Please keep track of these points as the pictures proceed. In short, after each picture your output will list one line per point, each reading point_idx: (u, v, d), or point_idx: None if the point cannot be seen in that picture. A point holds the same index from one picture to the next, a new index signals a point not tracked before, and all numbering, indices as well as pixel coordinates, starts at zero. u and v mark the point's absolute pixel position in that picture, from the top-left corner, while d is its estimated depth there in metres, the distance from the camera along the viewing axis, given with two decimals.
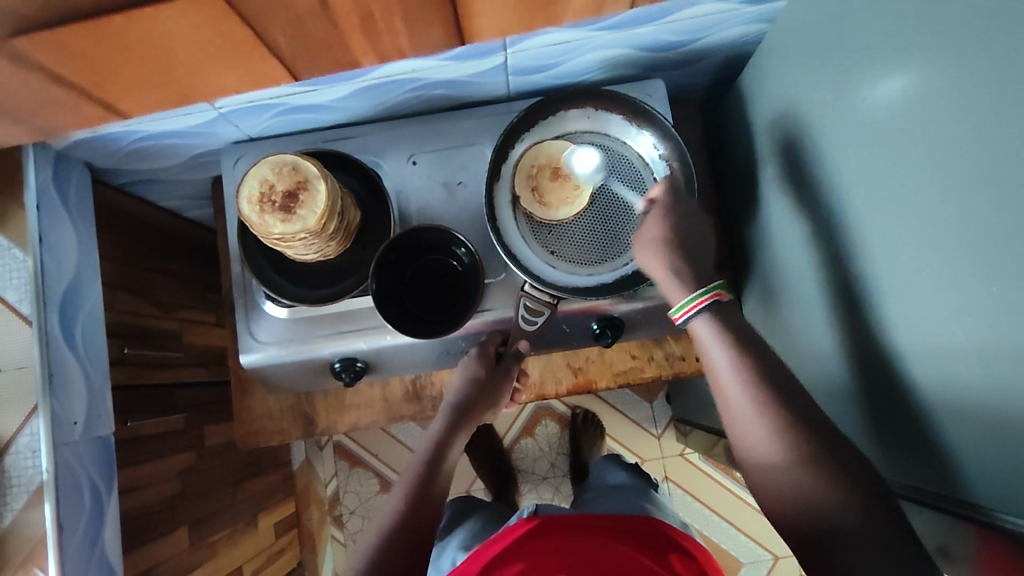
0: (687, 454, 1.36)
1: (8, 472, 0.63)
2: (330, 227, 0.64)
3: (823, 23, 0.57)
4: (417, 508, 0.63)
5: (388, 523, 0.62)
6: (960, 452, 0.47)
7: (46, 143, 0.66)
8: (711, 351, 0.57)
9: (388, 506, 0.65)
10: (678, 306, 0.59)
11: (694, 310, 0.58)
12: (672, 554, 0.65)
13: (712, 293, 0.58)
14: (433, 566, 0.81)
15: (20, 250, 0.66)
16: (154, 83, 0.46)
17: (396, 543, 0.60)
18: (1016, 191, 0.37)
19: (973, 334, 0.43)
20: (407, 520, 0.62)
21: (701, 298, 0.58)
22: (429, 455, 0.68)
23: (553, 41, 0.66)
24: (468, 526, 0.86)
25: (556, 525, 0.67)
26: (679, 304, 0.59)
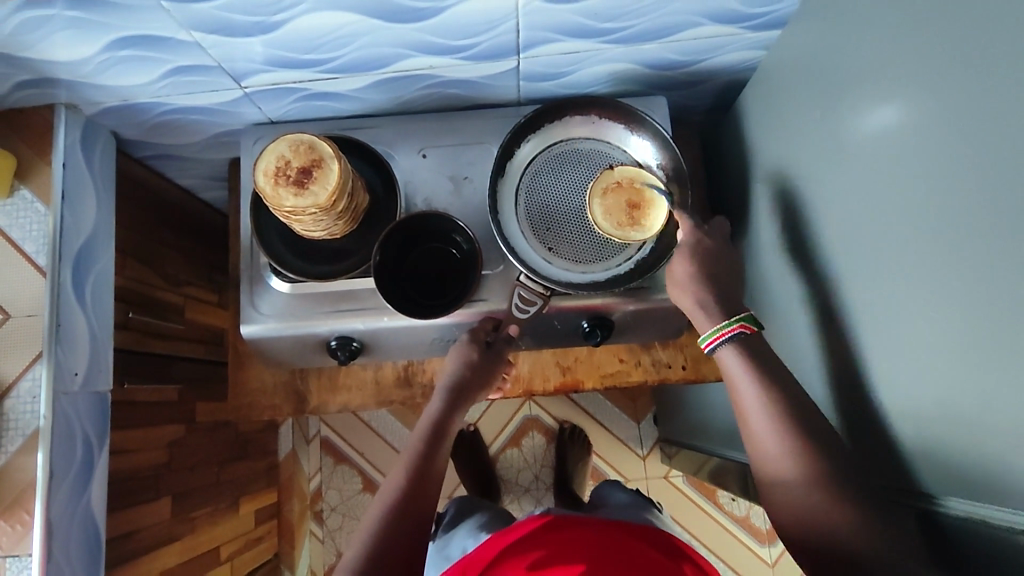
0: (671, 476, 1.37)
1: (7, 415, 0.65)
2: (339, 205, 0.67)
3: (817, 47, 0.61)
4: (417, 485, 0.64)
5: (380, 518, 0.61)
6: (941, 450, 0.48)
7: (78, 107, 0.70)
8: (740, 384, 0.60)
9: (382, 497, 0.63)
10: (705, 335, 0.64)
11: (720, 339, 0.63)
12: (687, 563, 0.59)
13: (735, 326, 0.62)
14: (442, 552, 0.84)
15: (43, 205, 0.69)
16: None
17: (400, 521, 0.61)
18: (1000, 188, 0.40)
19: (949, 329, 0.46)
20: (399, 514, 0.61)
21: (727, 329, 0.62)
22: (427, 438, 0.69)
23: (563, 50, 0.70)
24: (472, 522, 0.86)
25: (567, 525, 0.64)
26: (705, 334, 0.64)
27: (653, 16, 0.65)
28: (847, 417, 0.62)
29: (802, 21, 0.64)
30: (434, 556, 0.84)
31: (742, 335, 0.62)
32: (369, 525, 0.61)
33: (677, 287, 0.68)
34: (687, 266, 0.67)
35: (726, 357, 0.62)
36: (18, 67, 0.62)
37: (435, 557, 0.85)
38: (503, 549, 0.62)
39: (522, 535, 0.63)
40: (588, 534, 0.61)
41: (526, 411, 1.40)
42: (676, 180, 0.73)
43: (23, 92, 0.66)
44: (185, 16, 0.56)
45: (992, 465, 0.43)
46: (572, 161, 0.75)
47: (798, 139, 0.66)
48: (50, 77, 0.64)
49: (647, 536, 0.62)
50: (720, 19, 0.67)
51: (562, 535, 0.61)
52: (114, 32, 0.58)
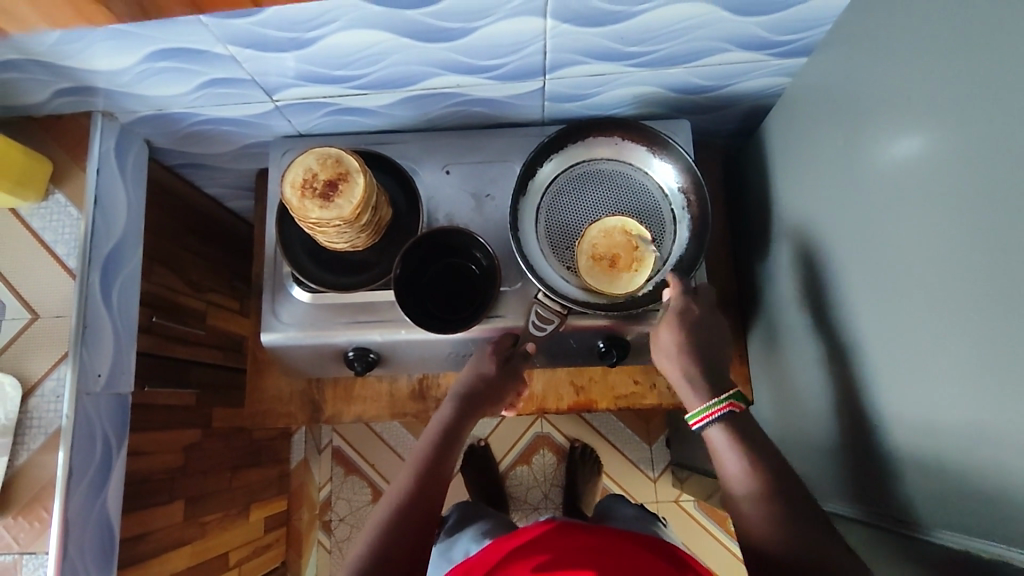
0: (682, 500, 1.35)
1: (31, 412, 0.66)
2: (363, 219, 0.68)
3: (841, 76, 0.62)
4: (427, 484, 0.64)
5: (384, 516, 0.61)
6: (959, 490, 0.48)
7: (114, 115, 0.73)
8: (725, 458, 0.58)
9: (388, 497, 0.64)
10: (693, 413, 0.62)
11: (708, 418, 0.61)
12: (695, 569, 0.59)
13: (726, 404, 0.60)
14: (443, 557, 0.83)
15: (76, 208, 0.71)
16: None
17: (405, 521, 0.61)
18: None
19: (967, 364, 0.45)
20: (404, 514, 0.61)
21: (716, 408, 0.60)
22: (436, 442, 0.69)
23: (588, 72, 0.71)
24: (472, 530, 0.85)
25: (571, 531, 0.63)
26: (694, 411, 0.62)
27: (679, 42, 0.66)
28: (861, 449, 0.61)
29: (828, 49, 0.65)
30: (438, 558, 0.84)
31: (732, 414, 0.60)
32: (376, 521, 0.61)
33: (663, 354, 0.67)
34: (675, 334, 0.66)
35: (713, 435, 0.60)
36: (60, 75, 0.64)
37: (439, 559, 0.85)
38: (507, 553, 0.62)
39: (526, 539, 0.63)
40: (595, 542, 0.61)
41: (538, 428, 1.39)
42: (698, 204, 0.74)
43: (63, 99, 0.69)
44: (222, 30, 0.58)
45: (1012, 504, 0.43)
46: (594, 181, 0.76)
47: (820, 167, 0.66)
48: (90, 85, 0.66)
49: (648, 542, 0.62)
50: (746, 45, 0.68)
51: (567, 540, 0.61)
52: (152, 44, 0.59)
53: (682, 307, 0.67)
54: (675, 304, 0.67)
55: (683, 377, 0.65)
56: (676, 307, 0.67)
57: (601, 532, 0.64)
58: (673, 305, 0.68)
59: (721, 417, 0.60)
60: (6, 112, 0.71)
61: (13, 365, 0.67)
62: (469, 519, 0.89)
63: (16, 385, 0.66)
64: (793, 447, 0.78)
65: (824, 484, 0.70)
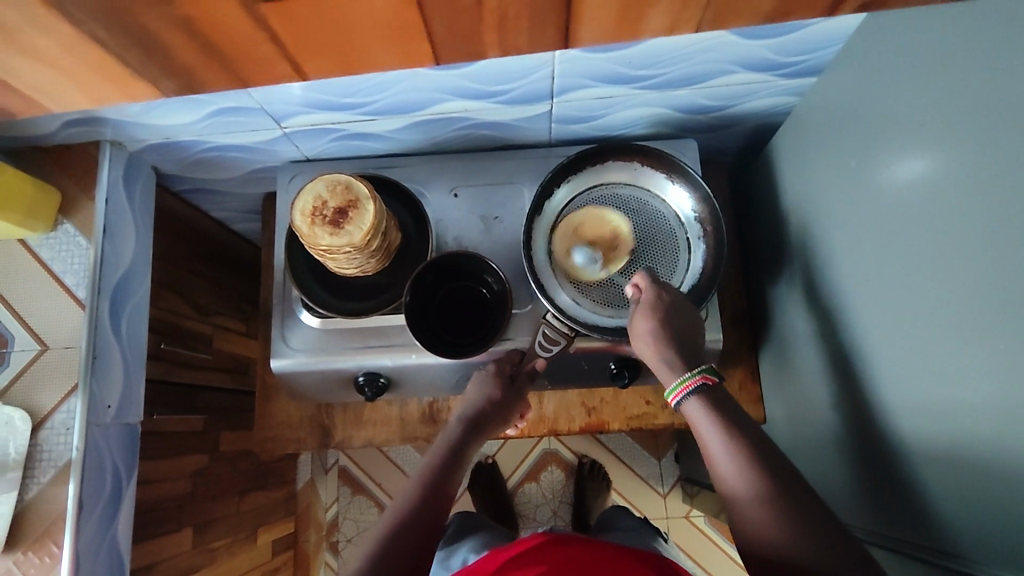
0: (692, 516, 1.34)
1: (40, 445, 0.65)
2: (373, 244, 0.68)
3: (849, 98, 0.62)
4: (427, 501, 0.64)
5: (380, 537, 0.60)
6: (981, 518, 0.47)
7: (122, 144, 0.73)
8: (702, 429, 0.58)
9: (384, 519, 0.63)
10: (669, 389, 0.62)
11: (683, 393, 0.60)
12: None
13: (699, 377, 0.60)
14: (442, 566, 0.82)
15: (85, 239, 0.70)
16: (328, 51, 0.47)
17: (400, 541, 0.60)
18: None
19: (988, 391, 0.45)
20: (400, 536, 0.60)
21: (689, 381, 0.60)
22: (438, 464, 0.68)
23: (594, 96, 0.71)
24: (471, 541, 0.84)
25: (569, 543, 0.61)
26: (671, 387, 0.62)
27: (686, 64, 0.66)
28: (878, 472, 0.60)
29: (837, 70, 0.65)
30: (437, 568, 0.83)
31: (705, 386, 0.60)
32: (373, 536, 0.60)
33: (640, 341, 0.66)
34: (651, 324, 0.65)
35: (690, 409, 0.60)
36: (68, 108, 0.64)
37: (438, 569, 0.83)
38: (503, 563, 0.59)
39: (523, 550, 0.60)
40: (596, 558, 0.58)
41: (545, 444, 1.39)
42: (712, 232, 0.74)
43: (70, 130, 0.69)
44: None
45: None
46: (607, 205, 0.76)
47: (828, 187, 0.66)
48: (98, 116, 0.66)
49: (647, 559, 0.59)
50: (752, 67, 0.68)
51: (566, 553, 0.58)
52: None
53: (654, 299, 0.67)
54: (648, 297, 0.67)
55: (661, 365, 0.64)
56: (649, 299, 0.67)
57: (596, 546, 0.61)
58: (644, 297, 0.67)
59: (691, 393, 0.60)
60: (15, 142, 0.71)
61: (22, 399, 0.66)
62: (465, 530, 0.87)
63: (26, 418, 0.65)
64: (807, 467, 0.78)
65: (841, 505, 0.69)
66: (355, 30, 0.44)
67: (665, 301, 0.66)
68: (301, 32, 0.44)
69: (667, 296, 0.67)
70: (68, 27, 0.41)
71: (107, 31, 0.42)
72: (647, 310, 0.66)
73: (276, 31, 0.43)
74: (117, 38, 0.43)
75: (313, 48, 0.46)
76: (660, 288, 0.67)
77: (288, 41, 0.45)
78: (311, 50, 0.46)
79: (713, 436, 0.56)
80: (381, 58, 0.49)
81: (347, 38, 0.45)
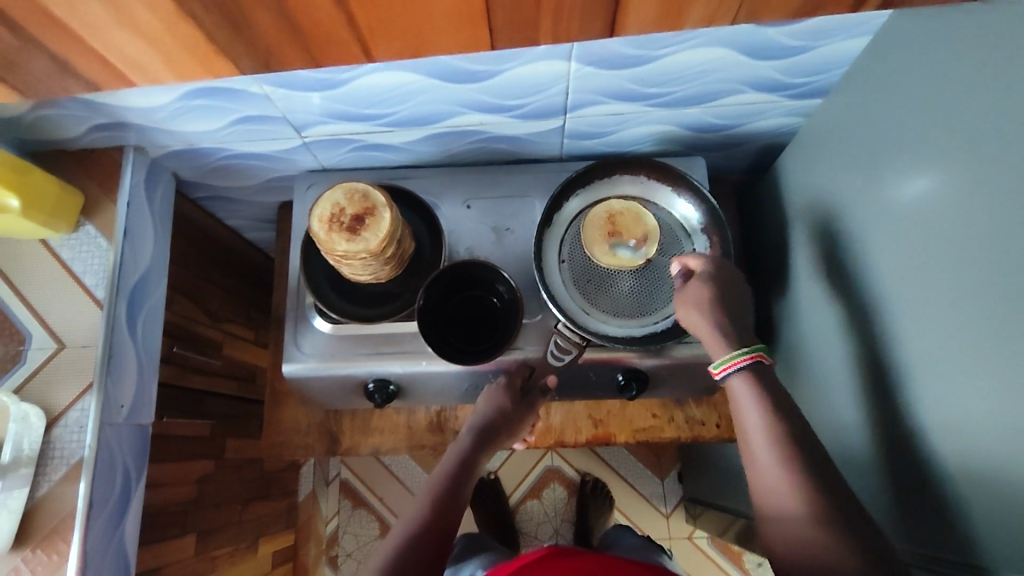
0: (695, 537, 1.34)
1: (53, 443, 0.66)
2: (388, 252, 0.69)
3: (854, 118, 0.64)
4: (441, 515, 0.65)
5: (392, 550, 0.61)
6: (988, 525, 0.47)
7: (145, 149, 0.75)
8: (744, 408, 0.59)
9: (395, 531, 0.64)
10: (717, 362, 0.62)
11: (733, 367, 0.61)
12: None
13: (751, 354, 0.61)
14: None
15: (105, 240, 0.72)
16: (397, 35, 0.45)
17: (412, 554, 0.61)
18: None
19: (997, 399, 0.46)
20: (411, 548, 0.61)
21: (740, 358, 0.61)
22: (448, 476, 0.69)
23: (607, 112, 0.73)
24: (480, 557, 0.83)
25: (572, 554, 0.61)
26: (720, 360, 0.62)
27: (697, 83, 0.68)
28: (884, 484, 0.61)
29: (843, 90, 0.67)
30: None
31: (756, 364, 0.61)
32: (385, 548, 0.61)
33: (692, 303, 0.66)
34: (704, 287, 0.67)
35: (736, 385, 0.60)
36: (96, 111, 0.66)
37: None
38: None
39: (527, 561, 0.61)
40: (603, 568, 0.58)
41: (548, 462, 1.39)
42: (720, 246, 0.75)
43: (97, 134, 0.71)
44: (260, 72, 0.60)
45: None
46: None
47: (834, 204, 0.68)
48: (124, 121, 0.68)
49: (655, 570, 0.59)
50: (760, 88, 0.70)
51: (572, 564, 0.59)
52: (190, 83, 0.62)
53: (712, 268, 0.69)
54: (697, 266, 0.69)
55: (715, 334, 0.64)
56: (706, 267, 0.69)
57: (602, 559, 0.61)
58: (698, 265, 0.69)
59: (743, 369, 0.60)
60: (42, 145, 0.73)
61: (37, 397, 0.67)
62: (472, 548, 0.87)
63: (40, 416, 0.66)
64: None
65: None
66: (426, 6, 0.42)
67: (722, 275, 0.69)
68: (378, 14, 0.43)
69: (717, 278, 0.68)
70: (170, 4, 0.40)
71: (204, 8, 0.41)
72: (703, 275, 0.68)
73: (355, 7, 0.42)
74: (211, 15, 0.42)
75: (383, 31, 0.45)
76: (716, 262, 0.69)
77: (363, 21, 0.43)
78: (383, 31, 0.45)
79: (754, 412, 0.58)
80: (443, 42, 0.47)
81: (418, 20, 0.44)
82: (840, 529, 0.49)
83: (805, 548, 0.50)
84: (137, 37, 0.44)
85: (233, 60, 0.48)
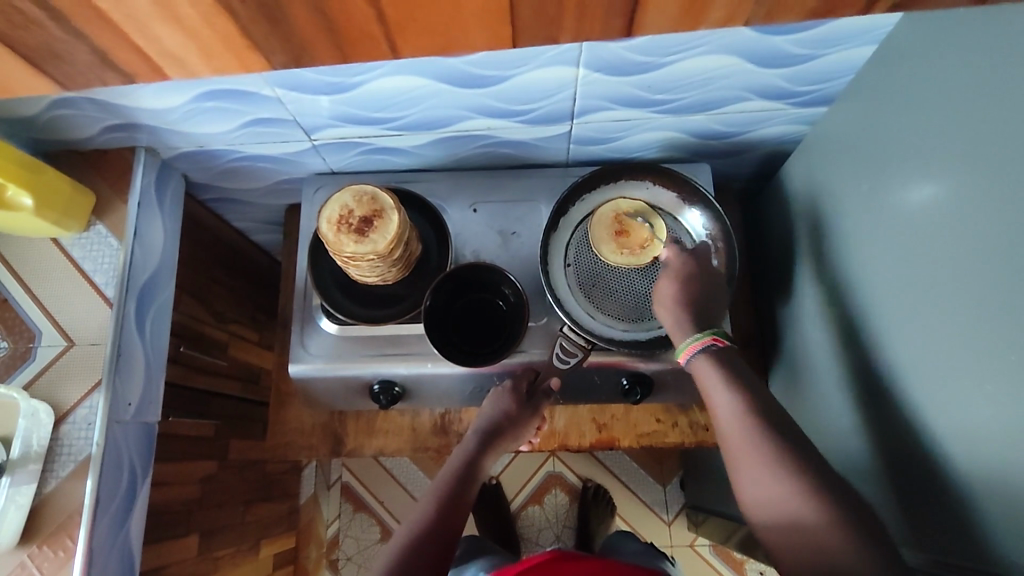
0: (697, 545, 1.33)
1: (61, 440, 0.66)
2: (396, 253, 0.70)
3: (859, 125, 0.65)
4: (445, 517, 0.65)
5: (395, 553, 0.61)
6: (995, 529, 0.48)
7: (156, 150, 0.76)
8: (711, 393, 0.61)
9: (399, 534, 0.64)
10: (680, 348, 0.66)
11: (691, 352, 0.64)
12: None
13: (706, 339, 0.64)
14: None
15: (115, 239, 0.73)
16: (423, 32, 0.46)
17: (416, 557, 0.61)
18: None
19: (1002, 403, 0.46)
20: (414, 551, 0.61)
21: (696, 342, 0.64)
22: (453, 479, 0.69)
23: (614, 118, 0.74)
24: (481, 560, 0.83)
25: (575, 559, 0.61)
26: (680, 347, 0.66)
27: (703, 91, 0.69)
28: (887, 489, 0.61)
29: (848, 98, 0.67)
30: None
31: (713, 347, 0.64)
32: (389, 551, 0.62)
33: (662, 302, 0.68)
34: (674, 286, 0.68)
35: (698, 367, 0.63)
36: (109, 112, 0.67)
37: None
38: None
39: (529, 564, 0.61)
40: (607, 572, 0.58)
41: (549, 467, 1.39)
42: (725, 252, 0.76)
43: (110, 135, 0.72)
44: (273, 74, 0.61)
45: None
46: None
47: (838, 210, 0.68)
48: (137, 122, 0.69)
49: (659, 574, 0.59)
50: (766, 95, 0.71)
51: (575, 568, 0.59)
52: (203, 85, 0.63)
53: (688, 270, 0.70)
54: (676, 262, 0.71)
55: (674, 322, 0.67)
56: (681, 266, 0.70)
57: (605, 563, 0.61)
58: (673, 261, 0.71)
59: (700, 351, 0.64)
60: (54, 145, 0.74)
61: (46, 394, 0.68)
62: (474, 552, 0.86)
63: (49, 413, 0.66)
64: None
65: None
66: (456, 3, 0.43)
67: (695, 273, 0.70)
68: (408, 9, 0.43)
69: (691, 279, 0.69)
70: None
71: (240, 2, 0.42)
72: (676, 273, 0.70)
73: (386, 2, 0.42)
74: (247, 8, 0.42)
75: (414, 26, 0.45)
76: (692, 259, 0.71)
77: (393, 16, 0.44)
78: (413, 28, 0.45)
79: (721, 396, 0.60)
80: (472, 39, 0.47)
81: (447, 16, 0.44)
82: (843, 531, 0.49)
83: (808, 550, 0.50)
84: (178, 33, 0.45)
85: (262, 58, 0.48)
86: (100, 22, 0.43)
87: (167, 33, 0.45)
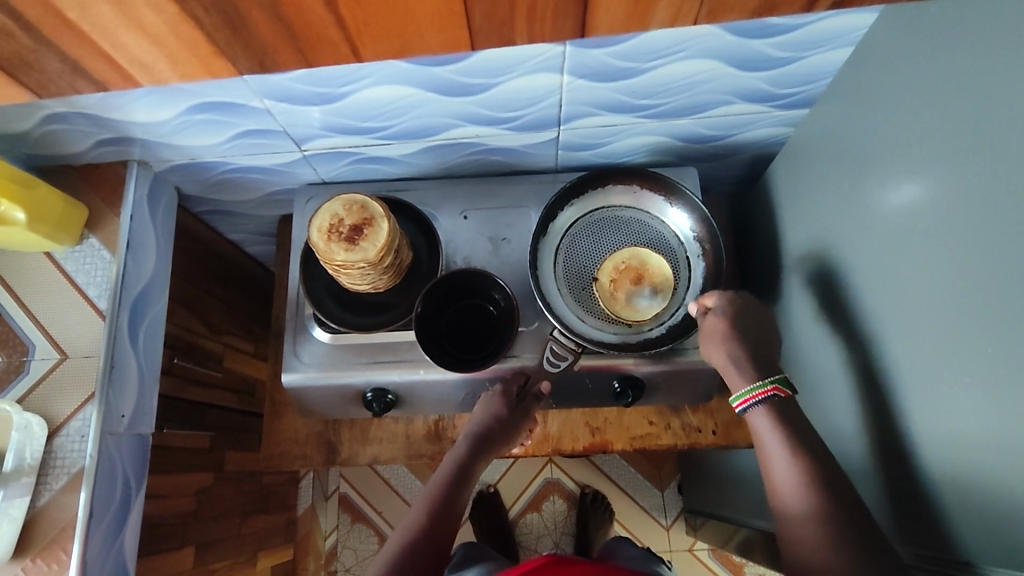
0: (696, 549, 1.33)
1: (55, 452, 0.66)
2: (386, 261, 0.70)
3: (839, 125, 0.66)
4: (436, 523, 0.66)
5: (387, 561, 0.62)
6: (980, 517, 0.48)
7: (147, 163, 0.77)
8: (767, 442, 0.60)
9: (392, 541, 0.65)
10: (736, 395, 0.64)
11: (752, 401, 0.62)
12: None
13: (770, 387, 0.62)
14: None
15: (109, 252, 0.73)
16: (384, 35, 0.47)
17: (408, 565, 0.62)
18: (1015, 258, 0.43)
19: (981, 392, 0.47)
20: (406, 559, 0.62)
21: (761, 389, 0.62)
22: (445, 483, 0.70)
23: (601, 123, 0.75)
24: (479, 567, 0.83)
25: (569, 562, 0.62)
26: (738, 393, 0.64)
27: (686, 95, 0.70)
28: (879, 484, 0.61)
29: (829, 100, 0.69)
30: None
31: (775, 397, 0.62)
32: (382, 559, 0.63)
33: (713, 339, 0.68)
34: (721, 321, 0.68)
35: (756, 418, 0.62)
36: (100, 126, 0.68)
37: None
38: None
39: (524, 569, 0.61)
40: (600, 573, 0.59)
41: (548, 474, 1.39)
42: (712, 253, 0.76)
43: (101, 149, 0.72)
44: (261, 86, 0.62)
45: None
46: (613, 226, 0.79)
47: (823, 210, 0.69)
48: (128, 136, 0.70)
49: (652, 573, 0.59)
50: (748, 98, 0.72)
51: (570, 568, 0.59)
52: (192, 98, 0.64)
53: (727, 305, 0.69)
54: (717, 304, 0.70)
55: (731, 360, 0.66)
56: (721, 305, 0.69)
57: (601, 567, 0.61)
58: (717, 300, 0.70)
59: (766, 400, 0.62)
60: (47, 161, 0.75)
61: (39, 407, 0.68)
62: (472, 559, 0.86)
63: (43, 425, 0.66)
64: None
65: None
66: (411, 11, 0.45)
67: (740, 307, 0.69)
68: (363, 13, 0.45)
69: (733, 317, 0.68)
70: (171, 5, 0.42)
71: (205, 9, 0.43)
72: (724, 312, 0.69)
73: (341, 8, 0.44)
74: (211, 15, 0.44)
75: (372, 30, 0.47)
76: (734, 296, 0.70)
77: (351, 22, 0.45)
78: (371, 32, 0.47)
79: (776, 444, 0.59)
80: (428, 42, 0.49)
81: (401, 20, 0.46)
82: None
83: None
84: (142, 38, 0.46)
85: (227, 63, 0.50)
86: (68, 33, 0.45)
87: (133, 40, 0.47)
